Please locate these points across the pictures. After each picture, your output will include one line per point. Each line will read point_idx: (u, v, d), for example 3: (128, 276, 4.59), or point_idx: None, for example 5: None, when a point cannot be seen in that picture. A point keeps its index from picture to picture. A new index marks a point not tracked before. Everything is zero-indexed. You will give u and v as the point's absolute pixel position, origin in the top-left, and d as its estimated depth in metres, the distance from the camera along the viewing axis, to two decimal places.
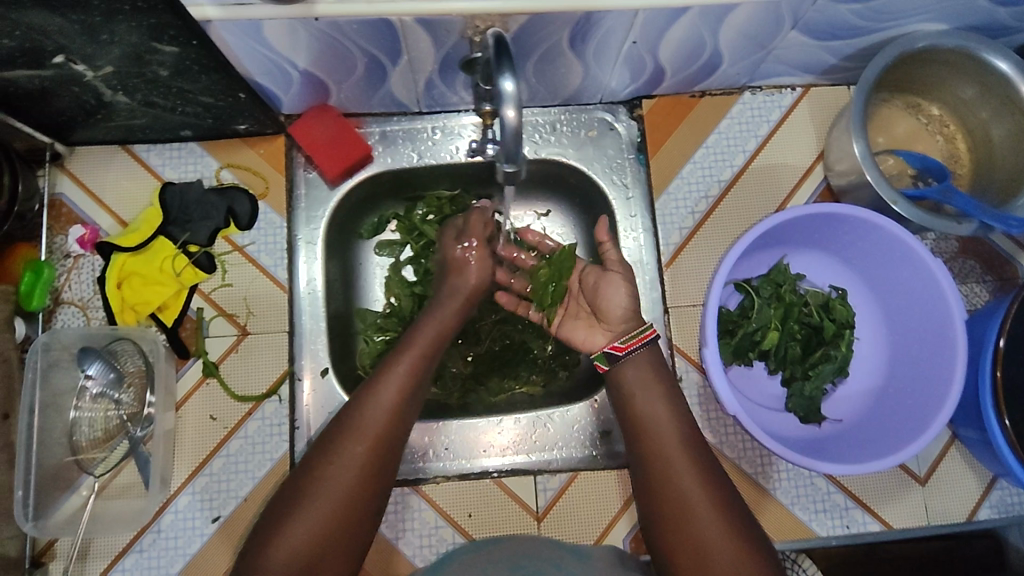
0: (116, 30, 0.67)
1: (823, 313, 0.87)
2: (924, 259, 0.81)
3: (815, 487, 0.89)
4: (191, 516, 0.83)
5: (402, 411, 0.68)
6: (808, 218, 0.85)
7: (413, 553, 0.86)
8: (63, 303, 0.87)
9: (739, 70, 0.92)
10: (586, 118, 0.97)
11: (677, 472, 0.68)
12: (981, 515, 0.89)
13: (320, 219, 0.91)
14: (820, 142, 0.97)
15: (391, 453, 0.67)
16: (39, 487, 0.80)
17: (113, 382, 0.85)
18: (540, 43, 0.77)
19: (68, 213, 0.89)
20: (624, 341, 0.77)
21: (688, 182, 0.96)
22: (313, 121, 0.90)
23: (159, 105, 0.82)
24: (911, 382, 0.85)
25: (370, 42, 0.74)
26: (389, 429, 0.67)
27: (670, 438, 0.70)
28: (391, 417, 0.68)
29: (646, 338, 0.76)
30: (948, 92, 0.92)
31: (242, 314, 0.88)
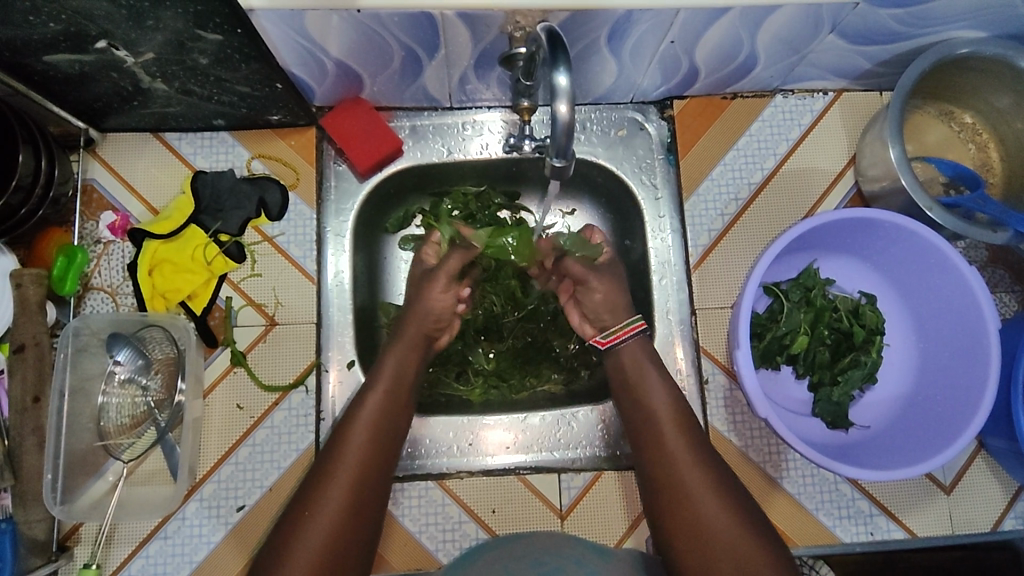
0: (161, 17, 0.67)
1: (852, 318, 0.87)
2: (959, 267, 0.81)
3: (839, 493, 0.88)
4: (216, 504, 0.83)
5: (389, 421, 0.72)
6: (842, 223, 0.85)
7: (435, 547, 0.86)
8: (93, 289, 0.87)
9: (772, 73, 0.91)
10: (616, 117, 0.97)
11: (682, 479, 0.68)
12: (1005, 525, 0.89)
13: (350, 212, 0.92)
14: (852, 146, 0.97)
15: (378, 475, 0.69)
16: (67, 471, 0.80)
17: (141, 368, 0.86)
18: (578, 41, 0.77)
19: (100, 199, 0.89)
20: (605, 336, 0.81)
21: (717, 184, 0.96)
22: (345, 112, 0.90)
23: (195, 93, 0.82)
24: (941, 391, 0.85)
25: (410, 36, 0.74)
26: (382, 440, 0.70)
27: (673, 446, 0.71)
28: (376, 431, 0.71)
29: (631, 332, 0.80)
30: (982, 99, 0.92)
31: (271, 305, 0.88)
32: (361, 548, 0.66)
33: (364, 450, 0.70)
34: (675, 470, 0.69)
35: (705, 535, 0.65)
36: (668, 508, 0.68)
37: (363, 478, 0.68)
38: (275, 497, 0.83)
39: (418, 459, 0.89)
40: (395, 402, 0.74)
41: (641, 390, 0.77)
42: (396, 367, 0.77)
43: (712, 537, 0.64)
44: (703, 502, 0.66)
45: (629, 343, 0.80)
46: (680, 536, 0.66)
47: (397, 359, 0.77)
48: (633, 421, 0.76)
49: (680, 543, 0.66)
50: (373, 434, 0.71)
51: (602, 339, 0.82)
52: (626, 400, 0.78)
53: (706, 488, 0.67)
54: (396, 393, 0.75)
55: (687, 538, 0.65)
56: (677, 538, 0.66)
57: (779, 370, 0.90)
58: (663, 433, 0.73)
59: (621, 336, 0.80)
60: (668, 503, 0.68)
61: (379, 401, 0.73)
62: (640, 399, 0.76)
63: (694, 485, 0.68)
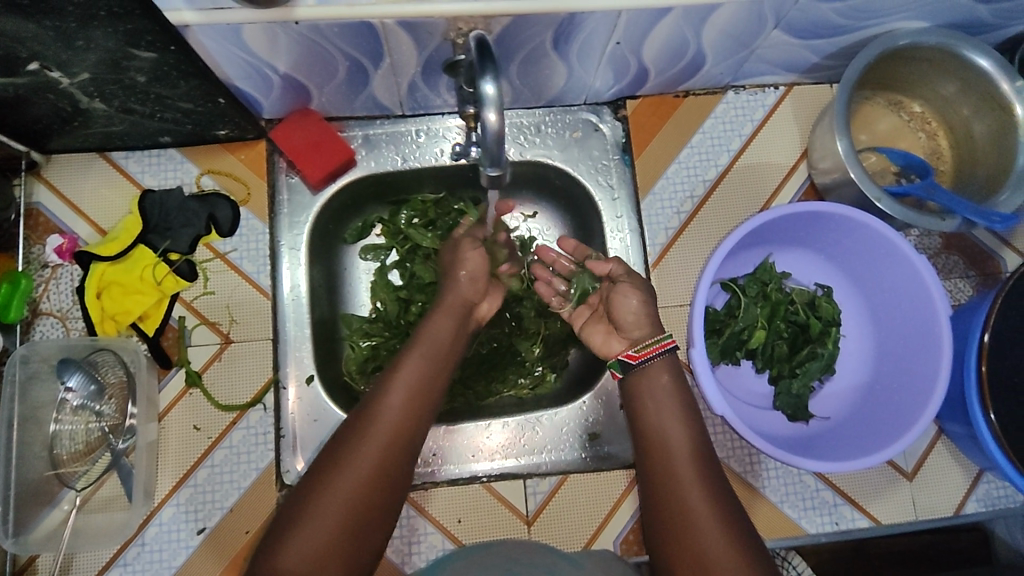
0: (91, 36, 0.66)
1: (809, 311, 0.88)
2: (909, 257, 0.82)
3: (803, 485, 0.89)
4: (176, 528, 0.82)
5: (417, 399, 0.67)
6: (793, 217, 0.85)
7: (402, 560, 0.85)
8: (42, 314, 0.85)
9: (722, 69, 0.92)
10: (571, 119, 0.97)
11: (691, 510, 0.62)
12: (967, 509, 0.90)
13: (303, 225, 0.90)
14: (804, 140, 0.97)
15: (381, 511, 0.61)
16: (19, 502, 0.78)
17: (93, 394, 0.84)
18: (524, 44, 0.77)
19: (46, 222, 0.87)
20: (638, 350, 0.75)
21: (673, 182, 0.96)
22: (296, 124, 0.89)
23: (138, 112, 0.81)
24: (898, 379, 0.86)
25: (351, 44, 0.73)
26: (406, 422, 0.65)
27: (683, 474, 0.65)
28: (406, 409, 0.66)
29: (663, 347, 0.74)
30: (929, 88, 0.93)
31: (225, 323, 0.87)
32: (375, 533, 0.60)
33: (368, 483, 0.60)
34: (683, 494, 0.64)
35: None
36: (669, 535, 0.63)
37: (359, 517, 0.59)
38: (235, 517, 0.82)
39: None
40: (410, 426, 0.65)
41: (652, 401, 0.72)
42: (406, 386, 0.68)
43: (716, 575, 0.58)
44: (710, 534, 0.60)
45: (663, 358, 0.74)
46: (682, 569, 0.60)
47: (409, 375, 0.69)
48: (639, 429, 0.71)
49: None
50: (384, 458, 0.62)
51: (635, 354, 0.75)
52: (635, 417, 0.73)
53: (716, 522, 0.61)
54: (409, 415, 0.66)
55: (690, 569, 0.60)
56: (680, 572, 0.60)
57: (739, 365, 0.90)
58: (675, 458, 0.67)
59: (650, 351, 0.74)
60: (667, 526, 0.63)
61: (391, 425, 0.64)
62: (654, 420, 0.71)
63: (698, 511, 0.62)
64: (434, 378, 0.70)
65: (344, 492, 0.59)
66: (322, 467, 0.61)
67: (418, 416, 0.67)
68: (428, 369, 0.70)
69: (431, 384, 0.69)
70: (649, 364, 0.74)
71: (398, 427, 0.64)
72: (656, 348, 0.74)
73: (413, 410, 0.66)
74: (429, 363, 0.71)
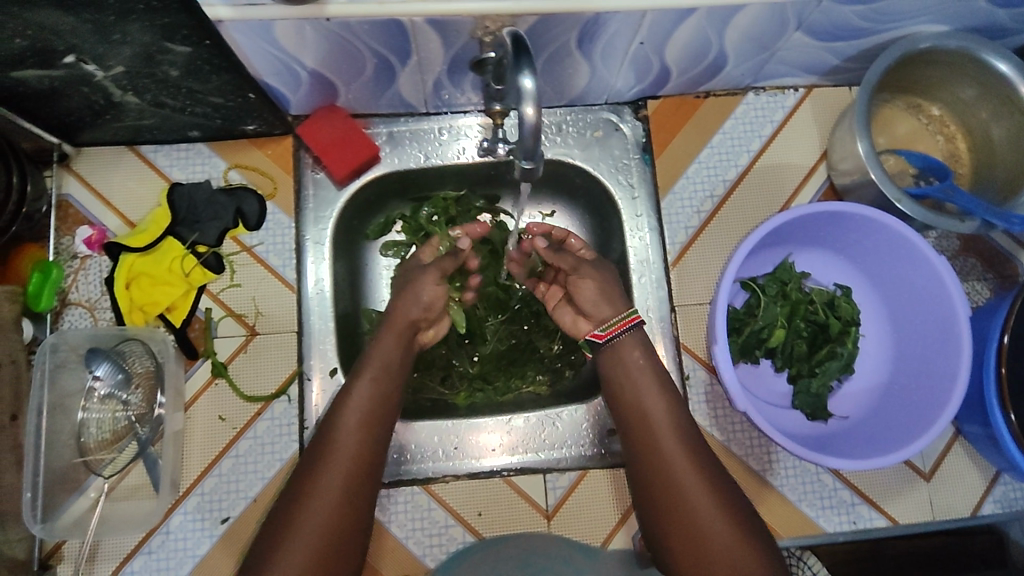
0: (128, 30, 0.67)
1: (828, 310, 0.88)
2: (929, 258, 0.83)
3: (822, 484, 0.89)
4: (200, 517, 0.83)
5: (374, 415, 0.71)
6: (813, 217, 0.86)
7: (423, 553, 0.86)
8: (71, 304, 0.87)
9: (743, 71, 0.93)
10: (592, 118, 0.98)
11: (681, 485, 0.68)
12: (985, 510, 0.90)
13: (328, 220, 0.91)
14: (824, 142, 0.98)
15: (351, 534, 0.65)
16: (47, 489, 0.79)
17: (120, 382, 0.85)
18: (549, 43, 0.78)
19: (76, 214, 0.89)
20: (603, 329, 0.78)
21: (693, 182, 0.97)
22: (322, 121, 0.90)
23: (168, 105, 0.82)
24: (916, 379, 0.86)
25: (380, 42, 0.74)
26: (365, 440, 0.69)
27: (671, 451, 0.70)
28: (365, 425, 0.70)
29: (627, 325, 0.77)
30: (948, 92, 0.93)
31: (251, 315, 0.88)
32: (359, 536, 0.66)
33: (334, 514, 0.64)
34: (672, 479, 0.69)
35: (704, 545, 0.65)
36: (662, 517, 0.68)
37: (330, 545, 0.63)
38: (258, 507, 0.83)
39: (403, 465, 0.89)
40: (367, 453, 0.69)
41: (635, 385, 0.75)
42: (359, 414, 0.70)
43: (710, 544, 0.65)
44: (703, 508, 0.66)
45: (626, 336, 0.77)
46: (677, 541, 0.67)
47: (364, 402, 0.71)
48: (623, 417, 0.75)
49: (675, 545, 0.67)
50: (344, 494, 0.66)
51: (601, 333, 0.78)
52: (615, 397, 0.77)
53: (707, 494, 0.67)
54: (367, 442, 0.69)
55: (688, 547, 0.66)
56: (674, 542, 0.67)
57: (759, 363, 0.91)
58: (660, 437, 0.71)
59: (618, 329, 0.77)
60: (660, 508, 0.69)
61: (349, 458, 0.67)
62: (634, 400, 0.75)
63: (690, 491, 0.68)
64: (386, 390, 0.73)
65: (311, 527, 0.63)
66: (288, 503, 0.65)
67: (373, 442, 0.70)
68: (380, 394, 0.72)
69: (384, 408, 0.72)
70: (617, 342, 0.78)
71: (356, 457, 0.68)
72: (620, 327, 0.78)
73: (368, 437, 0.69)
74: (382, 386, 0.73)
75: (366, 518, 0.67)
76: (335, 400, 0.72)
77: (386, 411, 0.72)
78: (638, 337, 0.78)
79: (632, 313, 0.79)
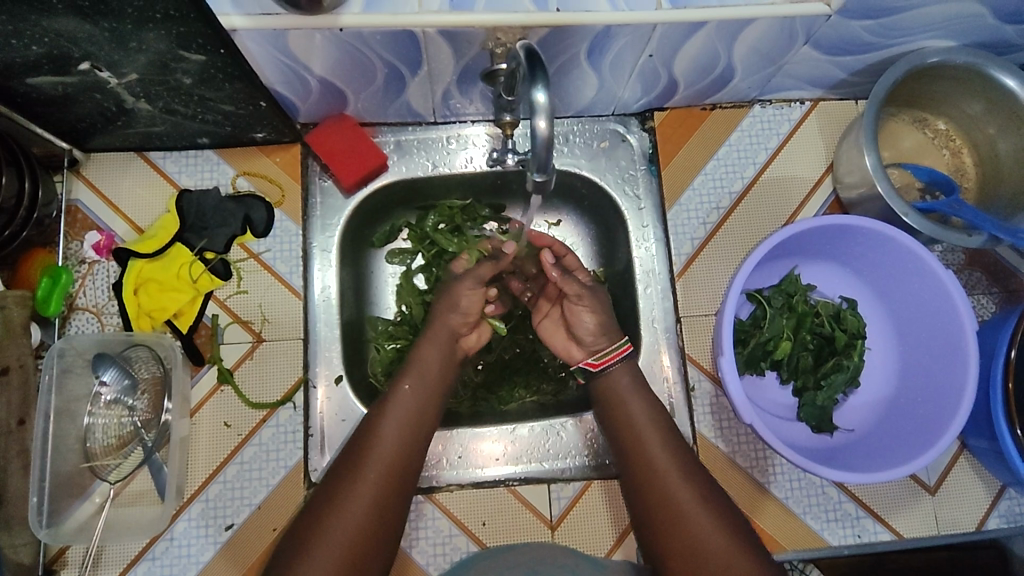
0: (144, 38, 0.68)
1: (834, 323, 0.88)
2: (936, 272, 0.83)
3: (826, 496, 0.89)
4: (205, 523, 0.83)
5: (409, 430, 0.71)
6: (820, 230, 0.86)
7: (427, 561, 0.86)
8: (78, 309, 0.87)
9: (750, 84, 0.93)
10: (599, 129, 0.98)
11: (677, 496, 0.68)
12: (990, 524, 0.90)
13: (335, 227, 0.92)
14: (830, 154, 0.99)
15: (377, 543, 0.64)
16: (53, 494, 0.79)
17: (127, 389, 0.85)
18: (560, 55, 0.78)
19: (84, 219, 0.89)
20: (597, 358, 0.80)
21: (699, 193, 0.97)
22: (330, 129, 0.91)
23: (179, 113, 0.83)
24: (922, 393, 0.86)
25: (391, 53, 0.75)
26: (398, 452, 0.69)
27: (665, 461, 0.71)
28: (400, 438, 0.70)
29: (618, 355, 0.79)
30: (954, 107, 0.94)
31: (258, 321, 0.88)
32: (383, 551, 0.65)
33: (364, 521, 0.64)
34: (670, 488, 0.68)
35: (703, 556, 0.64)
36: (661, 528, 0.67)
37: (358, 554, 0.62)
38: (264, 514, 0.83)
39: None
40: (402, 465, 0.68)
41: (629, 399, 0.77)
42: (396, 427, 0.71)
43: (708, 554, 0.64)
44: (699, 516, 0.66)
45: (619, 365, 0.78)
46: (675, 552, 0.66)
47: (404, 414, 0.72)
48: (618, 430, 0.76)
49: (674, 560, 0.65)
50: (376, 502, 0.65)
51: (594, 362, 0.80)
52: (610, 422, 0.77)
53: (702, 504, 0.67)
54: (403, 453, 0.69)
55: (686, 557, 0.65)
56: (672, 553, 0.66)
57: (764, 376, 0.91)
58: (651, 445, 0.72)
59: (609, 359, 0.79)
60: (659, 519, 0.68)
61: (383, 466, 0.67)
62: (626, 416, 0.76)
63: (689, 501, 0.67)
64: (422, 407, 0.74)
65: (343, 534, 0.62)
66: (319, 507, 0.65)
67: (409, 454, 0.70)
68: (418, 406, 0.73)
69: (420, 420, 0.72)
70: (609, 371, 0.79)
71: (391, 466, 0.68)
72: (612, 357, 0.79)
73: (406, 449, 0.70)
74: (419, 401, 0.74)
75: (393, 529, 0.66)
76: (375, 408, 0.73)
77: (422, 424, 0.73)
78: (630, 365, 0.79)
79: (622, 343, 0.80)
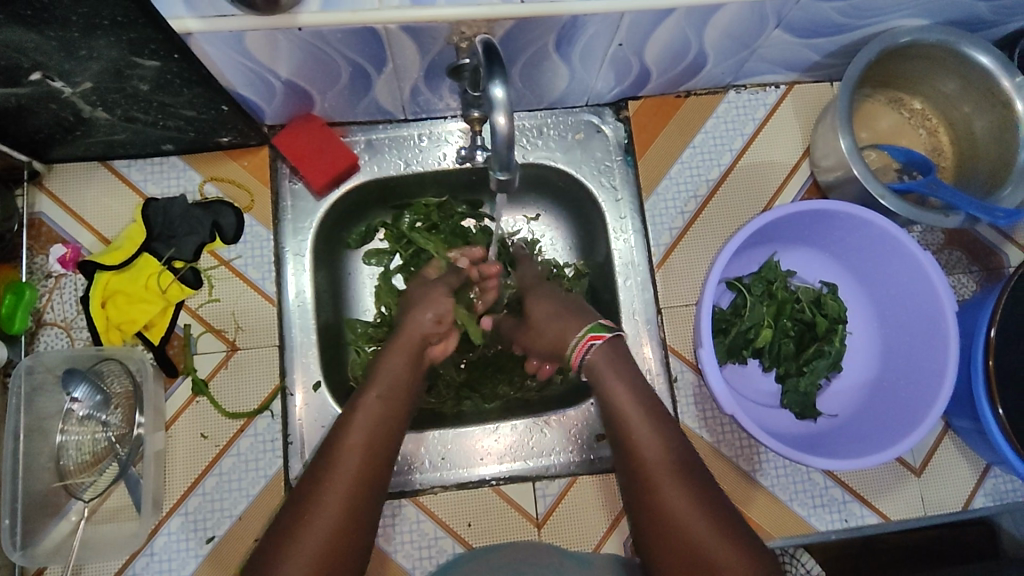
0: (94, 45, 0.66)
1: (815, 308, 0.88)
2: (915, 254, 0.82)
3: (812, 482, 0.89)
4: (184, 537, 0.81)
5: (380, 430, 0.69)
6: (798, 216, 0.85)
7: (412, 565, 0.85)
8: (46, 325, 0.85)
9: (723, 69, 0.92)
10: (573, 120, 0.97)
11: (668, 491, 0.66)
12: (976, 503, 0.90)
13: (308, 230, 0.90)
14: (806, 138, 0.97)
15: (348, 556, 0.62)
16: (26, 515, 0.78)
17: (99, 404, 0.83)
18: (526, 47, 0.77)
19: (48, 232, 0.87)
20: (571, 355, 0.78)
21: (676, 182, 0.96)
22: (297, 130, 0.89)
23: (140, 120, 0.81)
24: (905, 375, 0.86)
25: (354, 51, 0.73)
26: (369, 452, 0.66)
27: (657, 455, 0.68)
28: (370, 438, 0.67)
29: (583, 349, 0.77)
30: (929, 86, 0.93)
31: (231, 330, 0.87)
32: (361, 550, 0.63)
33: (329, 542, 0.61)
34: (661, 481, 0.66)
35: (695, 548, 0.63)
36: (655, 521, 0.65)
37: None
38: (244, 526, 0.82)
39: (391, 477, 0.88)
40: (367, 485, 0.65)
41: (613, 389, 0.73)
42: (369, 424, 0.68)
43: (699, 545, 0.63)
44: (696, 520, 0.64)
45: (593, 352, 0.77)
46: (667, 543, 0.64)
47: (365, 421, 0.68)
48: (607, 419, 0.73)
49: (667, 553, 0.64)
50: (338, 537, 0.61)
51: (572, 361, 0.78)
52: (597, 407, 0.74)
53: (691, 495, 0.65)
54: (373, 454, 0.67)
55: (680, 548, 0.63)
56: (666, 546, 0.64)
57: (747, 363, 0.90)
58: (641, 437, 0.69)
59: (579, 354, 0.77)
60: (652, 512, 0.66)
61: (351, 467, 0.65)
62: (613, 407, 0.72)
63: (679, 492, 0.65)
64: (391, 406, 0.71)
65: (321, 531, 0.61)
66: (287, 523, 0.62)
67: (379, 464, 0.67)
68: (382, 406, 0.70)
69: (388, 419, 0.70)
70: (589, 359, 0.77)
71: (360, 476, 0.65)
72: (582, 347, 0.77)
73: (377, 457, 0.67)
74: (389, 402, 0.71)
75: (362, 553, 0.63)
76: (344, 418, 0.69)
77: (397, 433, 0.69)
78: (606, 348, 0.77)
79: (591, 329, 0.78)
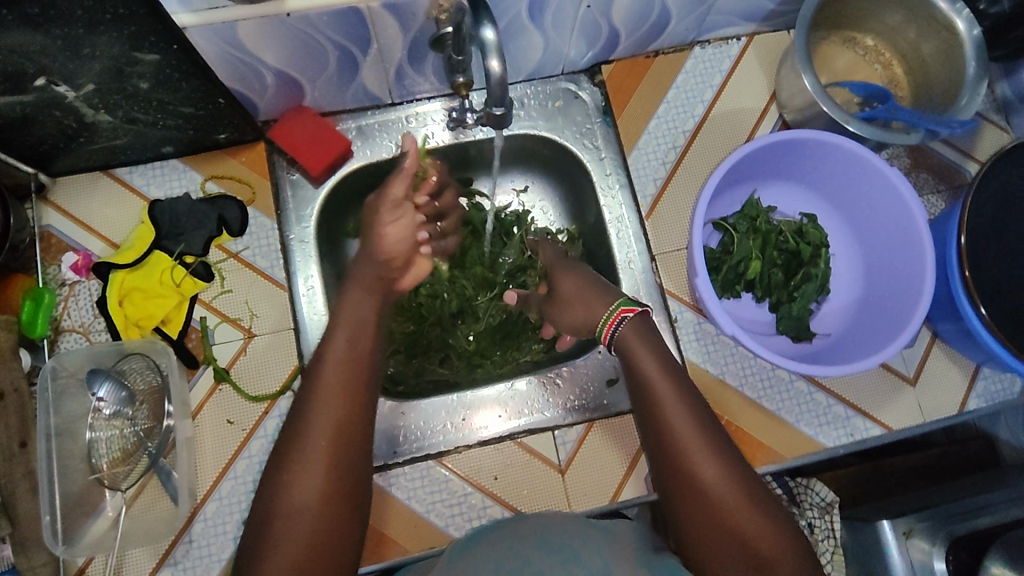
0: (96, 43, 0.69)
1: (798, 238, 0.92)
2: (883, 171, 0.88)
3: (816, 403, 0.93)
4: (221, 521, 0.83)
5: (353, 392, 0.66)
6: (771, 149, 0.90)
7: (446, 523, 0.88)
8: (65, 331, 0.87)
9: (686, 26, 0.98)
10: (551, 89, 1.01)
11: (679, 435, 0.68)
12: (971, 405, 0.95)
13: (310, 217, 0.94)
14: (771, 84, 1.03)
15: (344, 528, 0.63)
16: (65, 512, 0.80)
17: (125, 400, 0.86)
18: (501, 16, 0.81)
19: (58, 242, 0.89)
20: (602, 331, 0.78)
21: (655, 137, 1.01)
22: (291, 121, 0.92)
23: (140, 121, 0.84)
24: (889, 288, 0.91)
25: (340, 33, 0.77)
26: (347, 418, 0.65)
27: (669, 402, 0.70)
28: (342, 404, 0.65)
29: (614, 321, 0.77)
30: (878, 22, 0.99)
31: (246, 318, 0.89)
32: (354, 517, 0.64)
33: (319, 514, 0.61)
34: (672, 426, 0.68)
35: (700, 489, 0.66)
36: (669, 464, 0.68)
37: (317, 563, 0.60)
38: None
39: (416, 442, 0.91)
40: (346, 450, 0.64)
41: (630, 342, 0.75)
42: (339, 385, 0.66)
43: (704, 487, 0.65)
44: (702, 463, 0.66)
45: (622, 329, 0.76)
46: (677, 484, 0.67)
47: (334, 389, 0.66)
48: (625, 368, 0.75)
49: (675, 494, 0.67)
50: (324, 514, 0.62)
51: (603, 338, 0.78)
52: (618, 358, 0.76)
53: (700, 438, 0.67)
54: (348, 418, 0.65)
55: (687, 489, 0.66)
56: (675, 487, 0.67)
57: (740, 297, 0.95)
58: (657, 387, 0.71)
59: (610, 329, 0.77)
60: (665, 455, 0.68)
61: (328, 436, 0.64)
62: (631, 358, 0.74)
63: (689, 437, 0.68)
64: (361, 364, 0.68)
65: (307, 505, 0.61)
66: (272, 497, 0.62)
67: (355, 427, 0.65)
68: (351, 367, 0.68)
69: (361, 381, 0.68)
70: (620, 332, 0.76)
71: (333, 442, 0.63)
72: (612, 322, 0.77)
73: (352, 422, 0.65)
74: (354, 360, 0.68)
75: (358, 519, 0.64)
76: (302, 393, 0.67)
77: (364, 401, 0.67)
78: (636, 323, 0.77)
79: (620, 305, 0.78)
